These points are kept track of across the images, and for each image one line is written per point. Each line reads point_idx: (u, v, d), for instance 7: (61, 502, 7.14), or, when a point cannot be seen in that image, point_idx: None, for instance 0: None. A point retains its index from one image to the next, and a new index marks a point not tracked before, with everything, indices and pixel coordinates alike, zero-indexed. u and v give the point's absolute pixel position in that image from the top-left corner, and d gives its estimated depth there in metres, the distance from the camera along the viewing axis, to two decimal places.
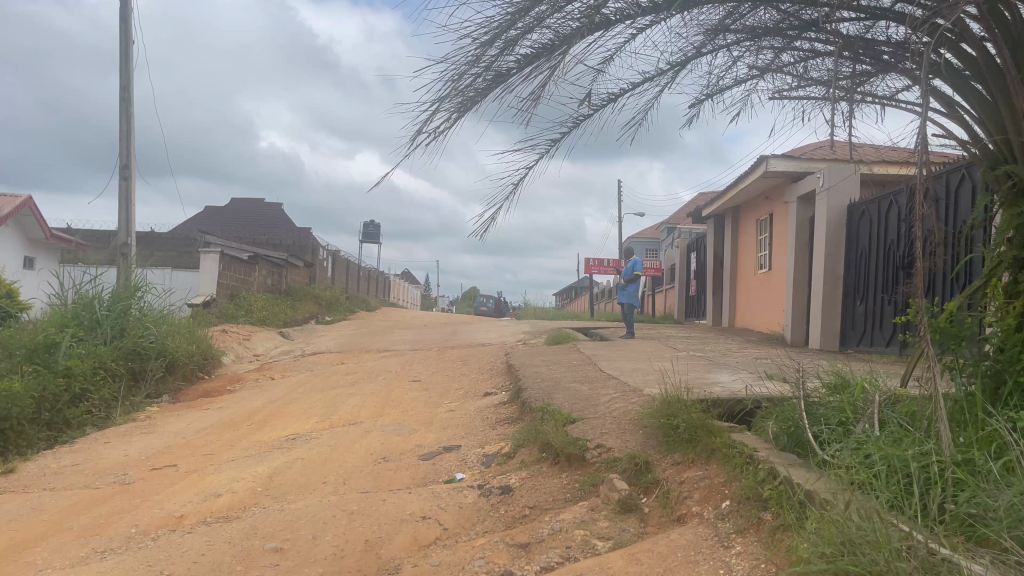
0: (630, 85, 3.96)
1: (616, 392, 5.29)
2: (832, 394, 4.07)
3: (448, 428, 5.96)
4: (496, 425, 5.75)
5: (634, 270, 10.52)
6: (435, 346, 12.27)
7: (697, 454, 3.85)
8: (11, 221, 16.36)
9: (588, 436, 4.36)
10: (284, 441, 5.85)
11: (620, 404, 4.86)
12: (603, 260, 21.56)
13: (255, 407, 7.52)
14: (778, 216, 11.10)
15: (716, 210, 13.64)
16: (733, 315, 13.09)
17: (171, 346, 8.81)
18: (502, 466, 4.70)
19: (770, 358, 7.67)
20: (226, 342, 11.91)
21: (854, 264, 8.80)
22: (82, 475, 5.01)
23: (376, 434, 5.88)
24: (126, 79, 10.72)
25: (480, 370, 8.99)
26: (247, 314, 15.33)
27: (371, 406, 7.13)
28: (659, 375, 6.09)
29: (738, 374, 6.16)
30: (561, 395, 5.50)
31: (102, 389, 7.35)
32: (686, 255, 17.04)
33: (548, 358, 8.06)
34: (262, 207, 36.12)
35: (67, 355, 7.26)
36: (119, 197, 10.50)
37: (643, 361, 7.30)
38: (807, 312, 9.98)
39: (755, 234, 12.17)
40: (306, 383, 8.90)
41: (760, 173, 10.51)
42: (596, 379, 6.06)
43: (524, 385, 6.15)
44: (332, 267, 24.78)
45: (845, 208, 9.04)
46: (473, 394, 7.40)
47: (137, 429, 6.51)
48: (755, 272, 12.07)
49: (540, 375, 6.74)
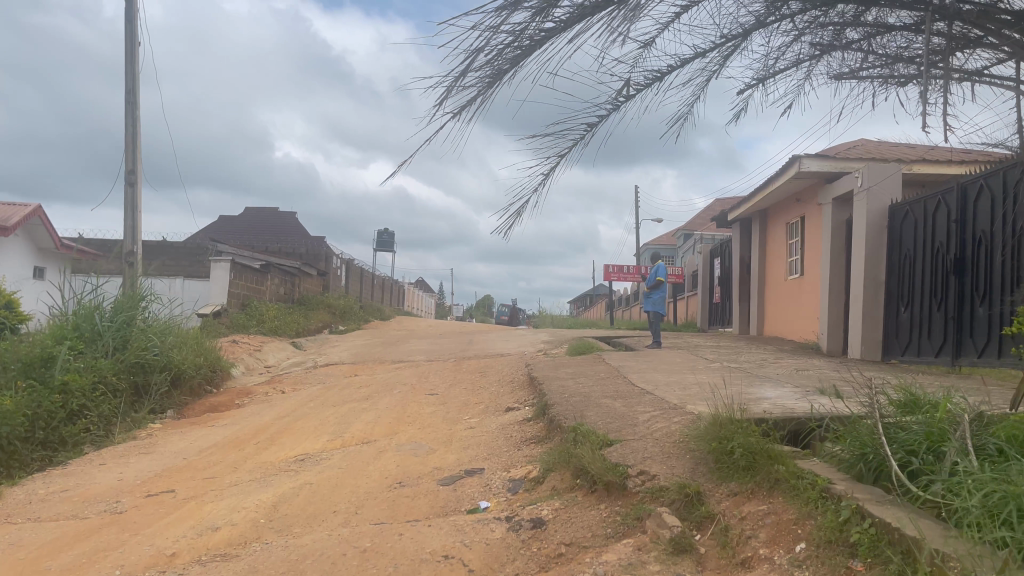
0: (680, 63, 3.50)
1: (655, 409, 4.80)
2: (908, 414, 3.59)
3: (469, 448, 5.49)
4: (521, 444, 5.27)
5: (658, 276, 10.03)
6: (452, 356, 11.83)
7: (757, 484, 3.37)
8: (19, 231, 16.11)
9: (630, 461, 3.89)
10: (292, 463, 5.40)
11: (662, 424, 4.37)
12: (623, 267, 21.07)
13: (263, 423, 7.08)
14: (811, 219, 10.58)
15: (743, 214, 13.14)
16: (762, 323, 12.56)
17: (177, 359, 8.40)
18: (531, 494, 4.24)
19: (812, 370, 7.16)
20: (236, 353, 11.53)
21: (897, 268, 8.28)
22: (71, 503, 4.60)
23: (391, 456, 5.41)
24: (132, 82, 10.37)
25: (500, 382, 8.53)
26: (259, 323, 14.96)
27: (386, 422, 6.68)
28: (699, 390, 5.59)
29: (785, 388, 5.65)
30: (593, 411, 5.02)
31: (102, 405, 6.93)
32: (709, 261, 16.53)
33: (573, 370, 7.59)
34: (276, 216, 35.90)
35: (65, 369, 6.85)
36: (125, 204, 10.12)
37: (676, 373, 6.80)
38: (845, 319, 9.45)
39: (786, 238, 11.65)
40: (318, 397, 8.47)
41: (791, 174, 10.01)
42: (630, 393, 5.57)
43: (551, 401, 5.67)
44: (346, 276, 24.42)
45: (886, 210, 8.53)
46: (495, 409, 6.93)
47: (136, 448, 6.09)
48: (786, 278, 11.54)
49: (567, 389, 6.26)
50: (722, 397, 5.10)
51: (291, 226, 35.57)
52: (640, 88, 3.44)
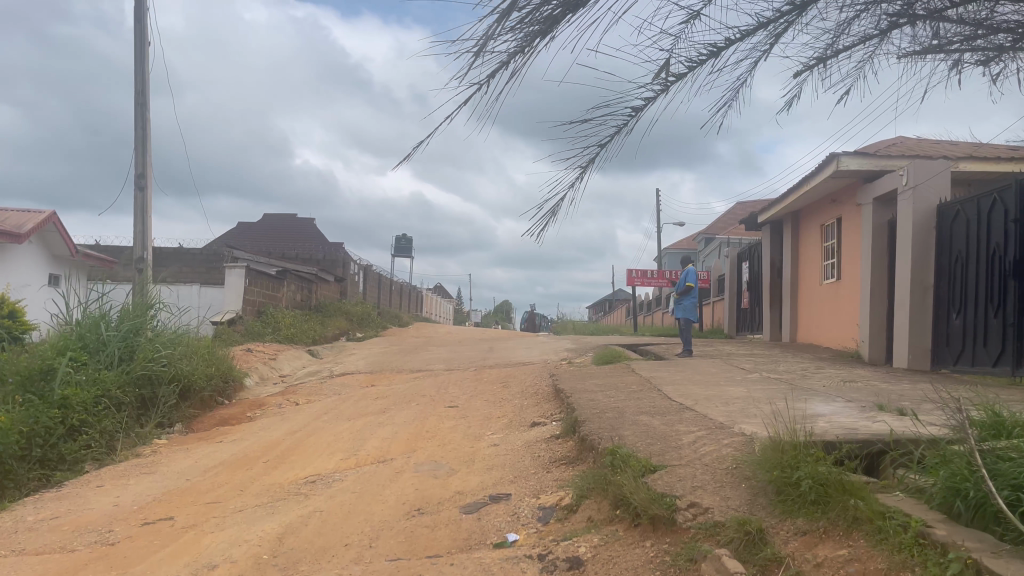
0: (738, 34, 3.12)
1: (702, 429, 4.33)
2: (1003, 439, 3.11)
3: (493, 469, 5.04)
4: (550, 466, 4.83)
5: (688, 281, 9.55)
6: (472, 365, 11.40)
7: (830, 522, 2.92)
8: (34, 237, 15.91)
9: (679, 491, 3.44)
10: (301, 486, 4.98)
11: (711, 447, 3.90)
12: (647, 271, 20.54)
13: (274, 438, 6.69)
14: (849, 220, 10.06)
15: (773, 216, 12.63)
16: (794, 329, 12.03)
17: (186, 370, 8.03)
18: (565, 526, 3.80)
19: (860, 381, 6.66)
20: (250, 362, 11.17)
21: (947, 271, 7.77)
22: (60, 533, 4.22)
23: (408, 478, 4.98)
24: (142, 83, 10.05)
25: (524, 394, 8.07)
26: (275, 331, 14.60)
27: (403, 439, 6.25)
28: (744, 406, 5.12)
29: (839, 404, 5.18)
30: (630, 431, 4.56)
31: (106, 420, 6.55)
32: (737, 265, 16.01)
33: (602, 381, 7.14)
34: (294, 222, 35.69)
35: (65, 382, 6.47)
36: (135, 208, 9.79)
37: (715, 386, 6.32)
38: (887, 326, 8.93)
39: (821, 240, 11.13)
40: (333, 409, 8.09)
41: (829, 173, 9.51)
42: (669, 410, 5.12)
43: (581, 417, 5.22)
44: (363, 282, 24.03)
45: (934, 209, 8.01)
46: (519, 424, 6.48)
47: (138, 468, 5.70)
48: (821, 283, 11.02)
49: (598, 403, 5.80)
50: (772, 415, 4.63)
51: (309, 232, 35.32)
52: (691, 64, 3.06)
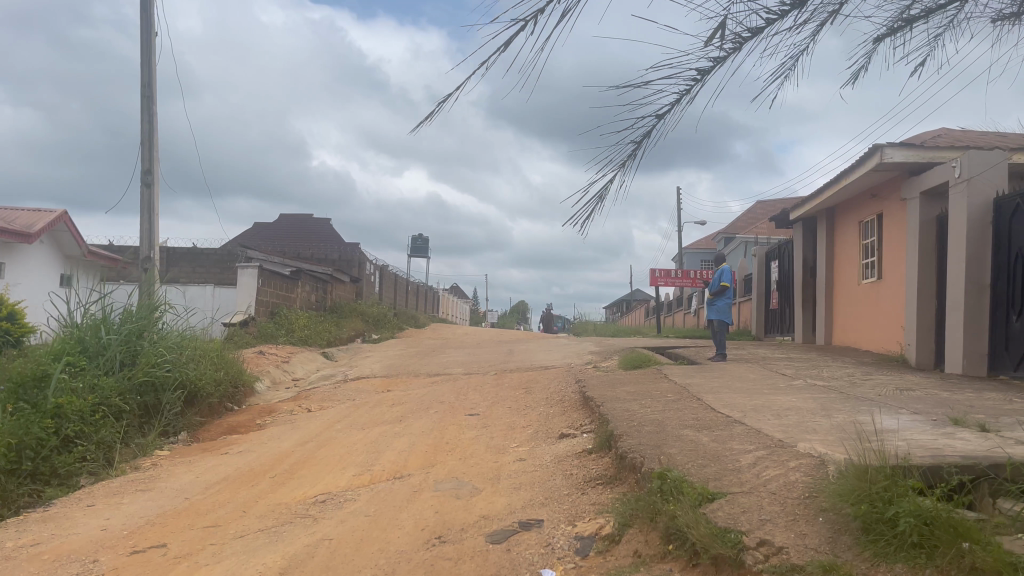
0: None
1: (759, 447, 3.82)
2: None
3: (521, 489, 4.55)
4: (586, 487, 4.34)
5: (722, 281, 9.06)
6: (492, 369, 10.94)
7: (940, 573, 2.41)
8: (45, 237, 15.59)
9: (745, 525, 2.93)
10: (309, 506, 4.52)
11: (776, 471, 3.38)
12: (670, 271, 19.99)
13: (282, 450, 6.23)
14: (891, 215, 9.50)
15: (807, 213, 12.09)
16: (830, 331, 11.46)
17: (192, 376, 7.62)
18: (607, 562, 3.31)
19: (918, 389, 6.12)
20: (261, 366, 10.76)
21: (1005, 270, 7.21)
22: (38, 562, 3.79)
23: (427, 498, 4.51)
24: (147, 74, 9.66)
25: (548, 402, 7.58)
26: (288, 332, 14.19)
27: (421, 451, 5.78)
28: (799, 420, 4.62)
29: (906, 417, 4.66)
30: (676, 449, 4.05)
31: (103, 430, 6.11)
32: (765, 265, 15.44)
33: (635, 389, 6.65)
34: (310, 223, 35.44)
35: (60, 388, 6.04)
36: (141, 206, 9.40)
37: (760, 395, 5.81)
38: (937, 329, 8.37)
39: (859, 238, 10.56)
40: (349, 417, 7.64)
41: (871, 166, 8.98)
42: (716, 424, 4.61)
43: (618, 431, 4.72)
44: (379, 282, 23.63)
45: (990, 202, 7.46)
46: (545, 436, 6.00)
47: (134, 484, 5.25)
48: (860, 283, 10.45)
49: (634, 414, 5.30)
50: (836, 432, 4.13)
51: (325, 233, 35.04)
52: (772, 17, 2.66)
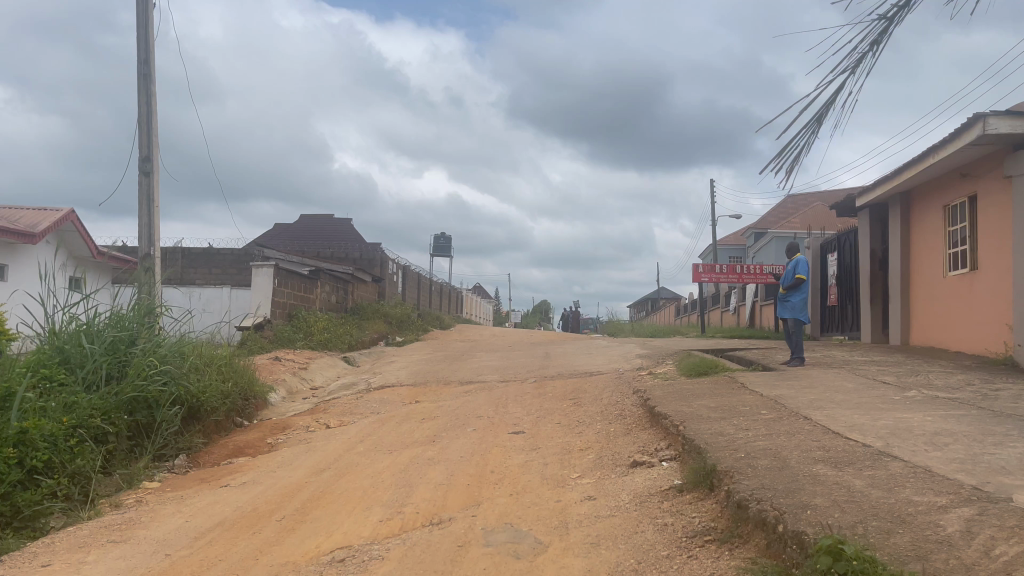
0: None
1: (954, 501, 2.69)
2: None
3: (601, 545, 3.45)
4: (692, 546, 3.23)
5: (797, 273, 7.89)
6: (531, 375, 9.84)
7: None
8: (50, 238, 14.74)
9: None
10: (324, 568, 3.46)
11: (1017, 549, 2.25)
12: (714, 267, 18.81)
13: (295, 480, 5.19)
14: (989, 197, 8.30)
15: (877, 198, 10.89)
16: (908, 329, 10.25)
17: (192, 388, 6.59)
18: None
19: None
20: (276, 374, 9.75)
21: None
22: None
23: (478, 557, 3.42)
24: (144, 49, 8.65)
25: (604, 417, 6.45)
26: (307, 336, 13.18)
27: (461, 484, 4.70)
28: (964, 451, 3.48)
29: None
30: (825, 500, 2.91)
31: (80, 458, 5.12)
32: (820, 258, 14.22)
33: (715, 402, 5.55)
34: (329, 224, 34.64)
35: (27, 410, 5.06)
36: (140, 198, 8.43)
37: (881, 412, 4.69)
38: None
39: (944, 225, 9.35)
40: (373, 435, 6.59)
41: (968, 140, 7.78)
42: (856, 458, 3.50)
43: (726, 467, 3.62)
44: (402, 283, 22.63)
45: None
46: (612, 464, 4.90)
47: (107, 534, 4.22)
48: (946, 275, 9.24)
49: (733, 440, 4.16)
50: None
51: (346, 233, 34.18)
52: None
